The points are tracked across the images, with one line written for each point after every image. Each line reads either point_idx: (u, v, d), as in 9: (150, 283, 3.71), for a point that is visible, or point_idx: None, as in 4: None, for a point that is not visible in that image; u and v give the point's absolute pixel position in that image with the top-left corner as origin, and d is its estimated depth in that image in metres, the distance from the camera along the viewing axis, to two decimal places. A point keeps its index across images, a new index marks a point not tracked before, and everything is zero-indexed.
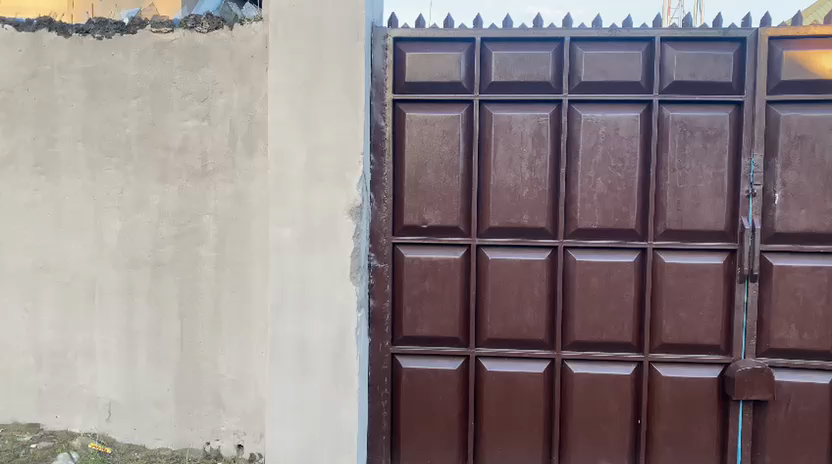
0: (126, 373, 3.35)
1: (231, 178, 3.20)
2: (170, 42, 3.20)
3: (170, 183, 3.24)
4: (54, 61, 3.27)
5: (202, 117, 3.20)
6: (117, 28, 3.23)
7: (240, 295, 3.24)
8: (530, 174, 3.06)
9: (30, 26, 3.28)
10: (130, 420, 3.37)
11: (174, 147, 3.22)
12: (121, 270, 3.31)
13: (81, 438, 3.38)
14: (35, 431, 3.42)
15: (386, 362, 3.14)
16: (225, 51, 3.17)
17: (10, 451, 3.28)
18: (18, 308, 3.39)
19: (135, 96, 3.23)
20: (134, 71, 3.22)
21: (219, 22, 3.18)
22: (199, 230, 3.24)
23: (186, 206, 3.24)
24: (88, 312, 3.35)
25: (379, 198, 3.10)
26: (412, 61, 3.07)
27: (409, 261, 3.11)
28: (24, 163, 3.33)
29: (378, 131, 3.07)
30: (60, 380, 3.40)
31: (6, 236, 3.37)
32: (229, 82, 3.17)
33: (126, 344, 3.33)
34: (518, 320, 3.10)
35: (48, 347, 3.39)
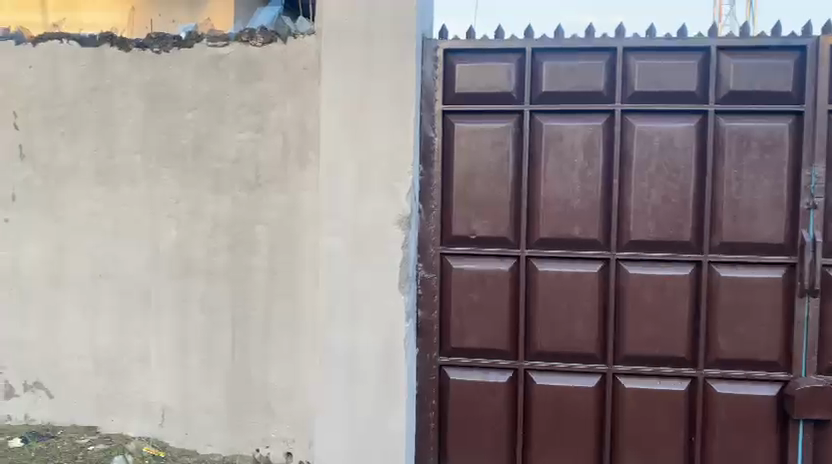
0: (179, 379, 3.42)
1: (283, 188, 3.25)
2: (226, 56, 3.28)
3: (224, 194, 3.31)
4: (115, 75, 3.39)
5: (256, 129, 3.26)
6: (174, 42, 3.33)
7: (291, 304, 3.28)
8: (582, 185, 3.02)
9: (93, 41, 3.40)
10: (182, 425, 3.44)
11: (228, 158, 3.30)
12: (176, 278, 3.39)
13: (136, 442, 3.45)
14: (93, 433, 3.52)
15: (434, 373, 3.14)
16: (279, 64, 3.23)
17: (69, 452, 3.40)
18: (78, 313, 3.50)
19: (192, 109, 3.31)
20: (190, 84, 3.31)
21: (274, 36, 3.25)
22: (252, 239, 3.30)
23: (240, 216, 3.30)
24: (144, 319, 3.44)
25: (427, 209, 3.10)
26: (462, 72, 3.07)
27: (458, 272, 3.10)
28: (85, 173, 3.44)
29: (427, 142, 3.08)
30: (116, 385, 3.49)
31: (67, 244, 3.49)
32: (282, 95, 3.23)
33: (179, 352, 3.41)
34: (568, 333, 3.06)
35: (105, 352, 3.49)
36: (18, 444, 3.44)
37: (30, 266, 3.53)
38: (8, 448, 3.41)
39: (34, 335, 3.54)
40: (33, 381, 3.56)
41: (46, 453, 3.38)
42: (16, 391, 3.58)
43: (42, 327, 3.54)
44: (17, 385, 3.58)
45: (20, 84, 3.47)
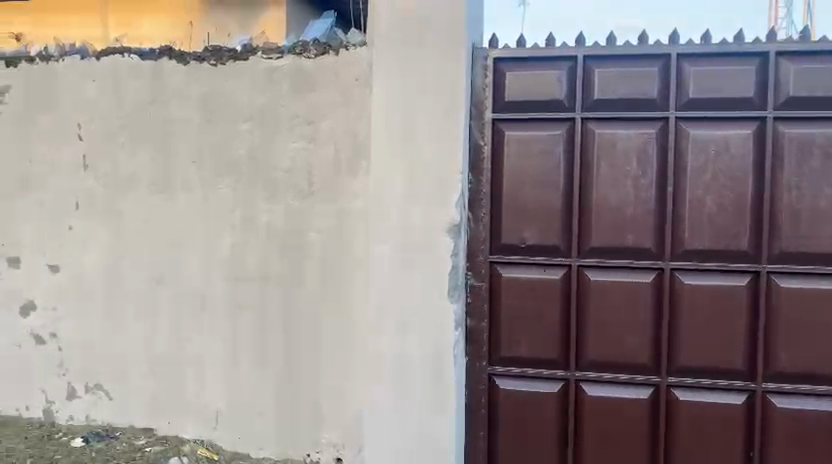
0: (232, 383, 3.49)
1: (335, 197, 3.30)
2: (279, 68, 3.35)
3: (277, 203, 3.38)
4: (173, 87, 3.50)
5: (308, 139, 3.32)
6: (230, 55, 3.42)
7: (341, 311, 3.32)
8: (635, 193, 2.98)
9: (153, 55, 3.52)
10: (235, 429, 3.51)
11: (281, 167, 3.36)
12: (230, 285, 3.47)
13: (190, 444, 3.54)
14: (150, 435, 3.63)
15: (483, 382, 3.13)
16: (331, 75, 3.28)
17: (128, 452, 3.51)
18: (137, 318, 3.61)
19: (246, 119, 3.40)
20: (245, 95, 3.40)
21: (326, 47, 3.30)
22: (303, 247, 3.36)
23: (292, 224, 3.36)
24: (199, 324, 3.53)
25: (476, 217, 3.09)
26: (512, 80, 3.07)
27: (508, 281, 3.09)
28: (145, 183, 3.56)
29: (477, 150, 3.08)
30: (172, 388, 3.58)
31: (127, 251, 3.61)
32: (334, 105, 3.29)
33: (233, 356, 3.49)
34: (621, 343, 3.01)
35: (162, 356, 3.59)
36: (80, 443, 3.57)
37: (92, 272, 3.66)
38: (71, 448, 3.55)
39: (96, 338, 3.67)
40: (94, 383, 3.69)
41: (106, 453, 3.49)
42: (78, 393, 3.71)
43: (102, 331, 3.66)
44: (78, 387, 3.71)
45: (84, 97, 3.62)
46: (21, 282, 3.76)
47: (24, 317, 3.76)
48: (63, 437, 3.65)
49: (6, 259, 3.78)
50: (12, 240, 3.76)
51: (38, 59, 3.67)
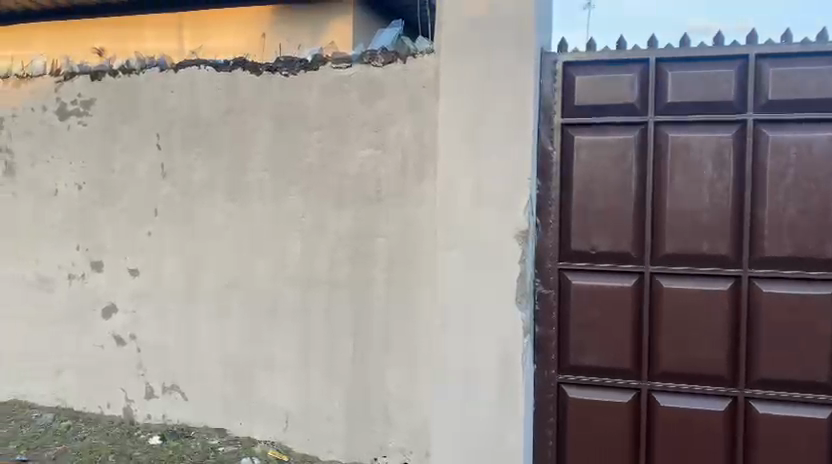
0: (302, 386, 3.56)
1: (402, 203, 3.33)
2: (349, 76, 3.41)
3: (346, 209, 3.43)
4: (246, 97, 3.61)
5: (377, 146, 3.37)
6: (301, 65, 3.50)
7: (409, 316, 3.34)
8: (711, 198, 2.90)
9: (227, 66, 3.65)
10: (304, 431, 3.57)
11: (350, 174, 3.42)
12: (300, 289, 3.54)
13: (261, 445, 3.64)
14: (223, 435, 3.73)
15: (552, 391, 3.09)
16: (399, 83, 3.32)
17: (202, 451, 3.63)
18: (211, 321, 3.73)
19: (317, 127, 3.47)
20: (316, 104, 3.47)
21: (394, 55, 3.34)
22: (371, 252, 3.40)
23: (360, 230, 3.41)
24: (270, 327, 3.62)
25: (545, 223, 3.06)
26: (582, 84, 3.03)
27: (577, 288, 3.04)
28: (219, 190, 3.68)
29: (545, 156, 3.05)
30: (244, 390, 3.68)
31: (203, 256, 3.73)
32: (402, 112, 3.32)
33: (302, 359, 3.55)
34: (696, 353, 2.93)
35: (235, 358, 3.69)
36: (157, 441, 3.73)
37: (169, 276, 3.81)
38: (149, 445, 3.71)
39: (172, 340, 3.81)
40: (170, 383, 3.83)
41: (181, 452, 3.62)
42: (155, 392, 3.86)
43: (179, 333, 3.80)
44: (156, 387, 3.85)
45: (163, 108, 3.77)
46: (104, 285, 3.94)
47: (106, 319, 3.94)
48: (142, 435, 3.82)
49: (90, 263, 3.97)
50: (96, 245, 3.95)
51: (121, 73, 3.85)
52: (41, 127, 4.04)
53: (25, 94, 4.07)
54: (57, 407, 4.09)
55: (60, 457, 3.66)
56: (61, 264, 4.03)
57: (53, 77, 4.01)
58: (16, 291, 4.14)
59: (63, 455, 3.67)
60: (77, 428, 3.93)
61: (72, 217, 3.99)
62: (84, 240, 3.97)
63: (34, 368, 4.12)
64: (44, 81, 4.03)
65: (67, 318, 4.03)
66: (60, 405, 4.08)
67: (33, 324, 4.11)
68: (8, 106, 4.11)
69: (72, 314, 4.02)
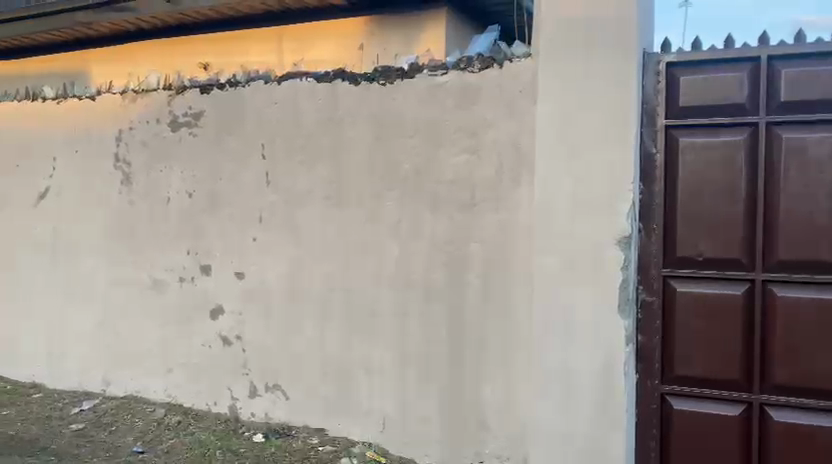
0: (399, 389, 3.61)
1: (498, 208, 3.32)
2: (445, 83, 3.43)
3: (442, 214, 3.46)
4: (345, 106, 3.71)
5: (472, 151, 3.37)
6: (398, 74, 3.57)
7: (505, 322, 3.32)
8: (830, 202, 2.73)
9: (327, 77, 3.77)
10: (401, 434, 3.61)
11: (446, 179, 3.44)
12: (397, 293, 3.59)
13: (359, 446, 3.70)
14: (322, 435, 3.83)
15: (656, 401, 2.99)
16: (496, 89, 3.31)
17: (303, 451, 3.73)
18: (312, 323, 3.85)
19: (413, 134, 3.52)
20: (412, 112, 3.52)
21: (490, 61, 3.33)
22: (467, 258, 3.40)
23: (456, 235, 3.42)
24: (367, 331, 3.69)
25: (648, 229, 2.98)
26: (687, 85, 2.93)
27: (682, 296, 2.94)
28: (320, 197, 3.80)
29: (648, 159, 2.98)
30: (343, 391, 3.77)
31: (304, 260, 3.86)
32: (498, 118, 3.31)
33: (399, 362, 3.60)
34: (813, 366, 2.76)
35: (334, 360, 3.79)
36: (261, 439, 3.86)
37: (272, 279, 3.96)
38: (253, 443, 3.85)
39: (275, 341, 3.96)
40: (273, 383, 3.97)
41: (283, 451, 3.73)
42: (259, 391, 4.01)
43: (281, 335, 3.94)
44: (259, 386, 4.01)
45: (266, 119, 3.94)
46: (212, 288, 4.14)
47: (213, 320, 4.14)
48: (246, 432, 3.96)
49: (199, 266, 4.18)
50: (204, 249, 4.16)
51: (227, 86, 4.05)
52: (154, 138, 4.30)
53: (140, 108, 4.34)
54: (168, 402, 4.31)
55: (173, 451, 3.86)
56: (173, 267, 4.26)
57: (166, 91, 4.26)
58: (132, 293, 4.41)
59: (175, 449, 3.87)
60: (187, 423, 4.13)
61: (183, 224, 4.22)
62: (193, 245, 4.19)
63: (147, 366, 4.38)
64: (157, 95, 4.29)
65: (178, 319, 4.26)
66: (171, 401, 4.30)
67: (147, 324, 4.37)
68: (125, 120, 4.40)
69: (182, 315, 4.24)
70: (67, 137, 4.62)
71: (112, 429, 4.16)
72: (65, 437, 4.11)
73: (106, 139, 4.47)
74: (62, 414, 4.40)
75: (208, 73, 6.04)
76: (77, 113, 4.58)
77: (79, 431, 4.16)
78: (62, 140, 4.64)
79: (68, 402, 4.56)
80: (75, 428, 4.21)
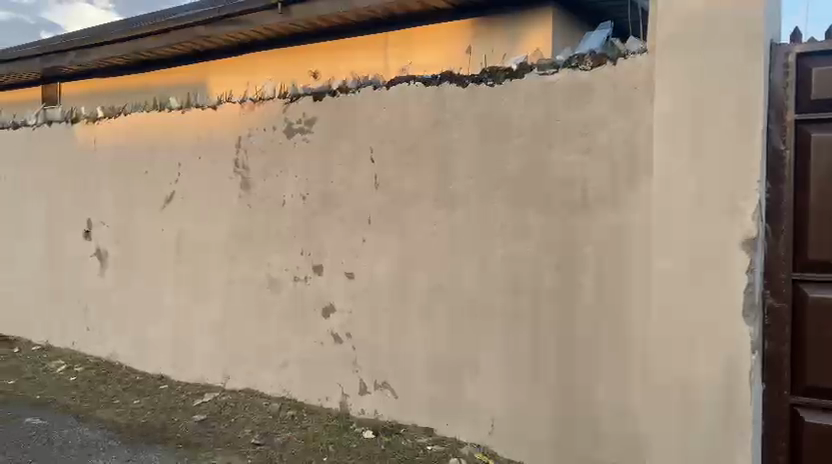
0: (508, 391, 3.59)
1: (611, 209, 3.23)
2: (555, 82, 3.39)
3: (552, 215, 3.41)
4: (454, 109, 3.73)
5: (584, 151, 3.31)
6: (507, 75, 3.56)
7: (618, 326, 3.23)
8: None
9: (435, 80, 3.81)
10: (510, 437, 3.59)
11: (557, 179, 3.39)
12: (506, 295, 3.58)
13: (468, 447, 3.70)
14: (431, 434, 3.86)
15: (785, 413, 2.82)
16: (608, 87, 3.23)
17: (412, 449, 3.79)
18: (420, 323, 3.90)
19: (522, 135, 3.50)
20: (522, 112, 3.50)
21: (603, 58, 3.26)
22: (579, 259, 3.34)
23: (566, 237, 3.37)
24: (476, 332, 3.69)
25: (776, 231, 2.82)
26: (820, 77, 2.74)
27: (815, 302, 2.76)
28: (428, 199, 3.84)
29: (776, 155, 2.81)
30: (451, 391, 3.79)
31: (412, 261, 3.92)
32: (611, 117, 3.22)
33: (508, 365, 3.58)
34: None
35: (443, 360, 3.82)
36: (371, 436, 3.94)
37: (381, 280, 4.04)
38: (363, 439, 3.94)
39: (384, 341, 4.04)
40: (382, 381, 4.05)
41: (393, 449, 3.80)
42: (369, 389, 4.11)
43: (390, 334, 4.02)
44: (369, 384, 4.10)
45: (376, 122, 4.03)
46: (323, 287, 4.28)
47: (325, 318, 4.28)
48: (357, 428, 4.06)
49: (312, 267, 4.33)
50: (317, 250, 4.30)
51: (339, 93, 4.19)
52: (271, 144, 4.49)
53: (257, 116, 4.54)
54: (283, 397, 4.49)
55: (288, 444, 4.02)
56: (287, 267, 4.44)
57: (281, 99, 4.45)
58: (250, 292, 4.63)
59: (290, 442, 4.02)
60: (300, 417, 4.28)
61: (297, 226, 4.39)
62: (306, 246, 4.35)
63: (264, 361, 4.58)
64: (273, 103, 4.48)
65: (292, 317, 4.43)
66: (286, 395, 4.47)
67: (264, 321, 4.57)
68: (244, 127, 4.62)
69: (296, 313, 4.41)
70: (191, 144, 4.91)
71: (231, 421, 4.37)
72: (190, 426, 4.36)
73: (227, 146, 4.71)
74: (187, 405, 4.67)
75: (318, 81, 6.26)
76: (200, 121, 4.85)
77: (202, 421, 4.40)
78: (187, 147, 4.93)
79: (191, 393, 4.83)
80: (199, 418, 4.45)
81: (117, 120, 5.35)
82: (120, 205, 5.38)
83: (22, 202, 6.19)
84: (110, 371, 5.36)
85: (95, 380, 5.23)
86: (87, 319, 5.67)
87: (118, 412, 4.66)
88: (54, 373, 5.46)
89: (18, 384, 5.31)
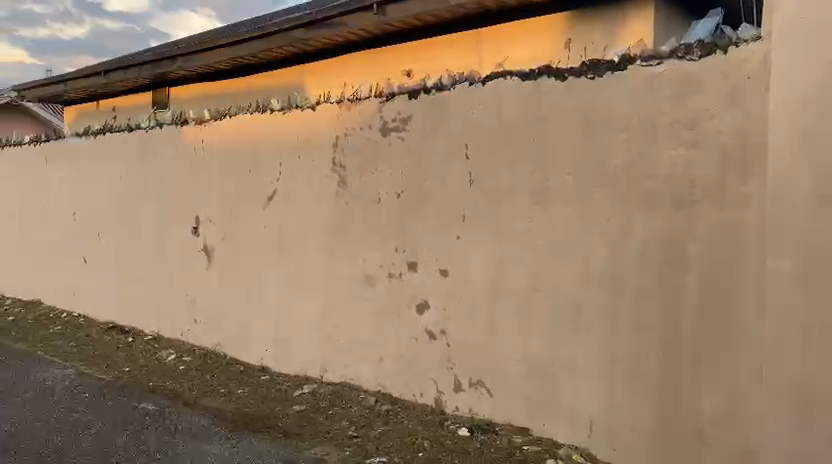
0: (607, 392, 3.49)
1: (721, 205, 3.07)
2: (660, 74, 3.26)
3: (655, 211, 3.28)
4: (552, 104, 3.67)
5: (691, 144, 3.16)
6: (608, 67, 3.47)
7: (727, 328, 3.06)
8: None
9: (533, 75, 3.77)
10: (609, 440, 3.49)
11: (661, 175, 3.27)
12: (605, 293, 3.48)
13: (565, 449, 3.63)
14: (527, 435, 3.81)
15: None
16: (718, 77, 3.07)
17: (507, 448, 3.74)
18: (516, 321, 3.86)
19: (623, 129, 3.39)
20: (624, 106, 3.39)
21: (713, 47, 3.11)
22: (685, 258, 3.19)
23: (671, 234, 3.23)
24: (574, 331, 3.61)
25: None
26: None
27: None
28: (525, 196, 3.79)
29: None
30: (548, 391, 3.73)
31: (508, 259, 3.88)
32: (721, 108, 3.07)
33: (607, 366, 3.48)
34: None
35: (539, 359, 3.76)
36: (466, 433, 3.93)
37: (476, 277, 4.03)
38: (458, 436, 3.93)
39: (479, 338, 4.02)
40: (477, 379, 4.05)
41: (488, 447, 3.77)
42: (463, 386, 4.11)
43: (484, 332, 4.00)
44: (464, 381, 4.10)
45: (472, 119, 4.01)
46: (418, 283, 4.31)
47: (419, 315, 4.31)
48: (451, 424, 4.06)
49: (406, 263, 4.37)
50: (411, 247, 4.34)
51: (434, 90, 4.22)
52: (367, 143, 4.57)
53: (353, 116, 4.63)
54: (379, 391, 4.56)
55: (383, 437, 4.07)
56: (383, 263, 4.50)
57: (377, 98, 4.51)
58: (347, 287, 4.73)
59: (387, 436, 4.07)
60: (396, 412, 4.33)
61: (392, 223, 4.44)
62: (401, 242, 4.39)
63: (360, 356, 4.67)
64: (369, 102, 4.55)
65: (387, 313, 4.48)
66: (382, 390, 4.55)
67: (360, 317, 4.65)
68: (341, 127, 4.72)
69: (391, 309, 4.46)
70: (291, 143, 5.07)
71: (329, 413, 4.47)
72: (289, 416, 4.50)
73: (324, 146, 4.83)
74: (287, 396, 4.82)
75: (413, 80, 6.31)
76: (299, 121, 5.00)
77: (301, 412, 4.53)
78: (287, 147, 5.09)
79: (291, 385, 4.99)
80: (298, 409, 4.58)
81: (222, 122, 5.59)
82: (225, 203, 5.62)
83: (136, 200, 6.58)
84: (215, 361, 5.61)
85: (202, 369, 5.50)
86: (194, 312, 5.97)
87: (223, 401, 4.87)
88: (165, 361, 5.78)
89: (133, 371, 5.66)
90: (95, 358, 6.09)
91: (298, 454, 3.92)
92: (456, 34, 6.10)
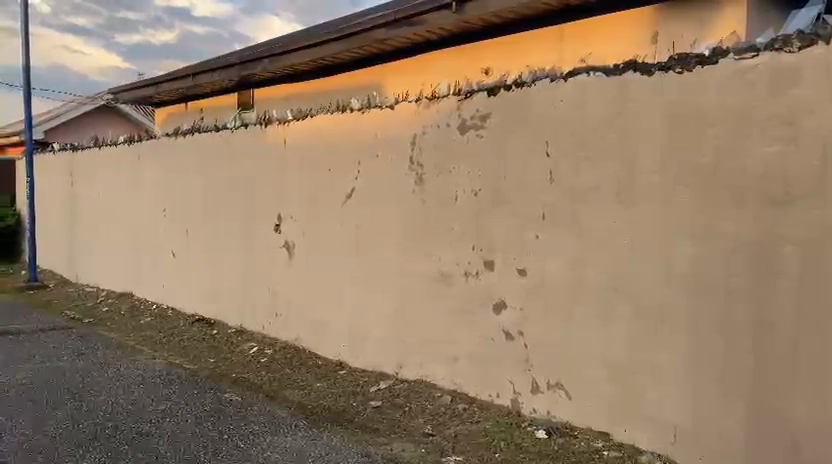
0: (692, 398, 3.35)
1: (820, 203, 2.90)
2: (754, 67, 3.10)
3: (748, 210, 3.13)
4: (637, 99, 3.57)
5: (788, 140, 2.99)
6: (698, 61, 3.34)
7: (824, 333, 2.88)
8: None
9: (618, 70, 3.67)
10: (694, 447, 3.36)
11: (753, 172, 3.11)
12: (692, 295, 3.35)
13: (647, 455, 3.52)
14: (607, 440, 3.71)
15: None
16: (820, 69, 2.90)
17: (587, 453, 3.66)
18: (596, 323, 3.77)
19: (714, 124, 3.25)
20: (714, 100, 3.25)
21: (814, 37, 2.94)
22: (778, 260, 3.03)
23: (764, 233, 3.07)
24: (657, 333, 3.50)
25: None
26: None
27: None
28: (607, 194, 3.70)
29: None
30: (630, 396, 3.63)
31: (589, 259, 3.79)
32: (822, 102, 2.90)
33: (693, 370, 3.35)
34: None
35: (620, 361, 3.66)
36: (543, 435, 3.86)
37: (554, 276, 3.96)
38: (536, 438, 3.87)
39: (557, 339, 3.95)
40: (555, 382, 3.98)
41: (567, 450, 3.70)
42: (540, 388, 4.05)
43: (563, 332, 3.92)
44: (542, 383, 4.04)
45: (552, 116, 3.95)
46: (495, 282, 4.28)
47: (497, 314, 4.28)
48: (529, 426, 4.02)
49: (484, 262, 4.35)
50: (488, 245, 4.31)
51: (514, 86, 4.18)
52: (445, 141, 4.56)
53: (432, 114, 4.64)
54: (455, 390, 4.57)
55: (459, 436, 4.06)
56: (460, 261, 4.49)
57: (456, 97, 4.51)
58: (422, 285, 4.74)
59: (462, 434, 4.06)
60: (471, 411, 4.31)
61: (469, 221, 4.43)
62: (478, 241, 4.38)
63: (435, 354, 4.68)
64: (447, 100, 4.56)
65: (464, 311, 4.47)
66: (457, 389, 4.55)
67: (436, 315, 4.66)
68: (419, 125, 4.74)
69: (467, 307, 4.45)
70: (369, 141, 5.12)
71: (405, 409, 4.50)
72: (367, 411, 4.55)
73: (402, 143, 4.87)
74: (364, 391, 4.89)
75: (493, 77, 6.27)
76: (378, 120, 5.05)
77: (377, 407, 4.58)
78: (365, 145, 5.16)
79: (368, 380, 5.06)
80: (374, 404, 4.63)
81: (303, 122, 5.72)
82: (305, 201, 5.76)
83: (222, 197, 6.82)
84: (295, 355, 5.76)
85: (283, 363, 5.65)
86: (275, 306, 6.14)
87: (303, 394, 4.98)
88: (247, 354, 5.98)
89: (218, 362, 5.87)
90: (182, 349, 6.36)
91: (374, 449, 3.96)
92: (537, 30, 6.01)
